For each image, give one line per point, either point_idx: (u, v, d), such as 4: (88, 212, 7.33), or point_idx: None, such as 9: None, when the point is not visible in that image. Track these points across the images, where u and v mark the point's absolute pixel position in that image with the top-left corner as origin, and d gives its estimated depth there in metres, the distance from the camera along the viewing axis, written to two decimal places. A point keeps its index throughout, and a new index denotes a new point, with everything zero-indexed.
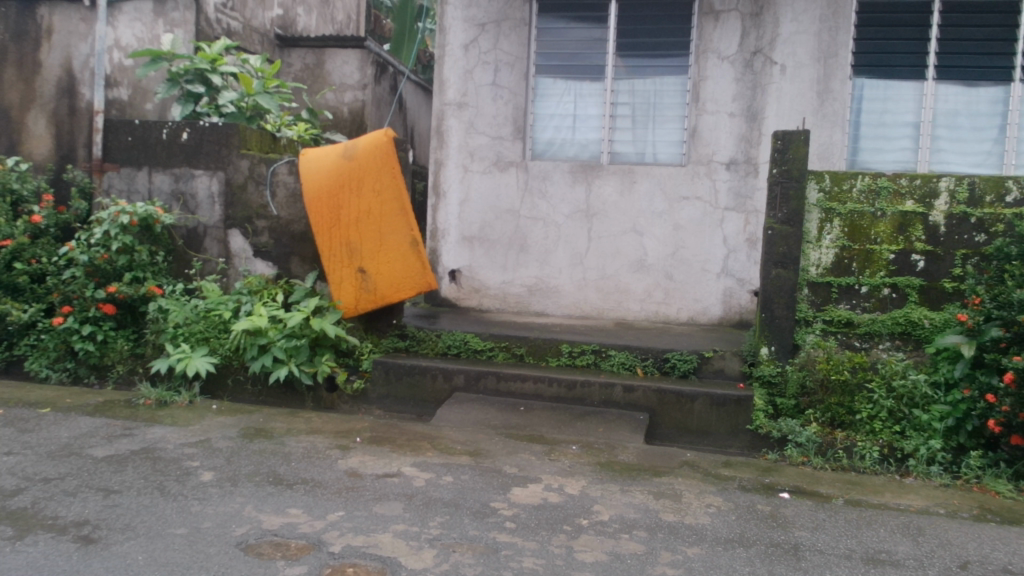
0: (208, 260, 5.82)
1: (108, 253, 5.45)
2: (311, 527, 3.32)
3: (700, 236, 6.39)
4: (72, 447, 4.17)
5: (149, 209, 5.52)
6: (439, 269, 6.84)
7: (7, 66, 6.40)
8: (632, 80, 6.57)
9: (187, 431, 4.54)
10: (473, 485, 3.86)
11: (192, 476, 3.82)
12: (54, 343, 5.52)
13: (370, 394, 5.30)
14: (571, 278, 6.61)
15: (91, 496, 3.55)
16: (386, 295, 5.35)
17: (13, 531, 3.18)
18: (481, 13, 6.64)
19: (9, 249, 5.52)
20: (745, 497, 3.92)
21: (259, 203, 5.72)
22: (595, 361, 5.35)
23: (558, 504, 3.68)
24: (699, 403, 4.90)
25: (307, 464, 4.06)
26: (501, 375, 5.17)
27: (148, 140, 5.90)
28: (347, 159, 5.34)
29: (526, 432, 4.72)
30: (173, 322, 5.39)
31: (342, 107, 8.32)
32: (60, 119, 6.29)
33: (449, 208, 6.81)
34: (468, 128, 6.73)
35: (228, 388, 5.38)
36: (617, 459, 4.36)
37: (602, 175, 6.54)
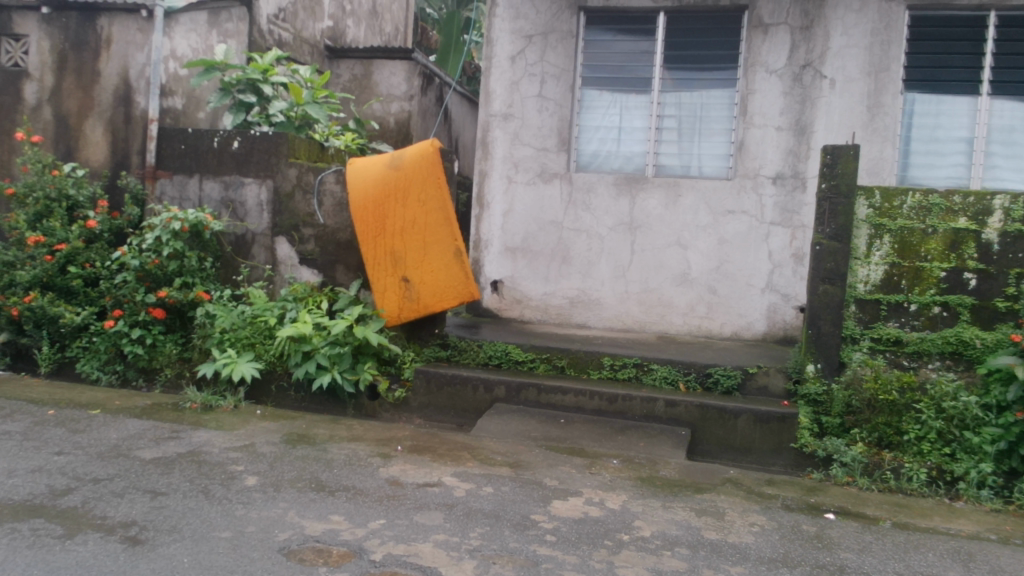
0: (255, 267, 5.90)
1: (159, 258, 5.56)
2: (352, 534, 3.33)
3: (745, 250, 6.32)
4: (121, 449, 4.24)
5: (200, 216, 5.61)
6: (482, 280, 6.85)
7: (67, 75, 6.57)
8: (678, 93, 6.53)
9: (232, 435, 4.60)
10: (513, 496, 3.85)
11: (237, 480, 3.87)
12: (105, 345, 5.63)
13: (411, 403, 5.32)
14: (613, 291, 6.58)
15: (139, 497, 3.61)
16: (428, 304, 5.38)
17: (64, 529, 3.24)
18: (529, 25, 6.66)
19: (64, 253, 5.66)
20: (789, 517, 3.85)
21: (306, 211, 5.80)
22: (636, 375, 5.31)
23: (599, 518, 3.65)
24: (743, 419, 4.83)
25: (350, 471, 4.09)
26: (543, 387, 5.15)
27: (200, 148, 6.01)
28: (393, 169, 5.37)
29: (566, 444, 4.69)
30: (220, 327, 5.46)
31: (388, 117, 8.38)
32: (116, 126, 6.45)
33: (492, 219, 6.82)
34: (514, 139, 6.74)
35: (272, 394, 5.44)
36: (659, 474, 4.31)
37: (646, 188, 6.51)
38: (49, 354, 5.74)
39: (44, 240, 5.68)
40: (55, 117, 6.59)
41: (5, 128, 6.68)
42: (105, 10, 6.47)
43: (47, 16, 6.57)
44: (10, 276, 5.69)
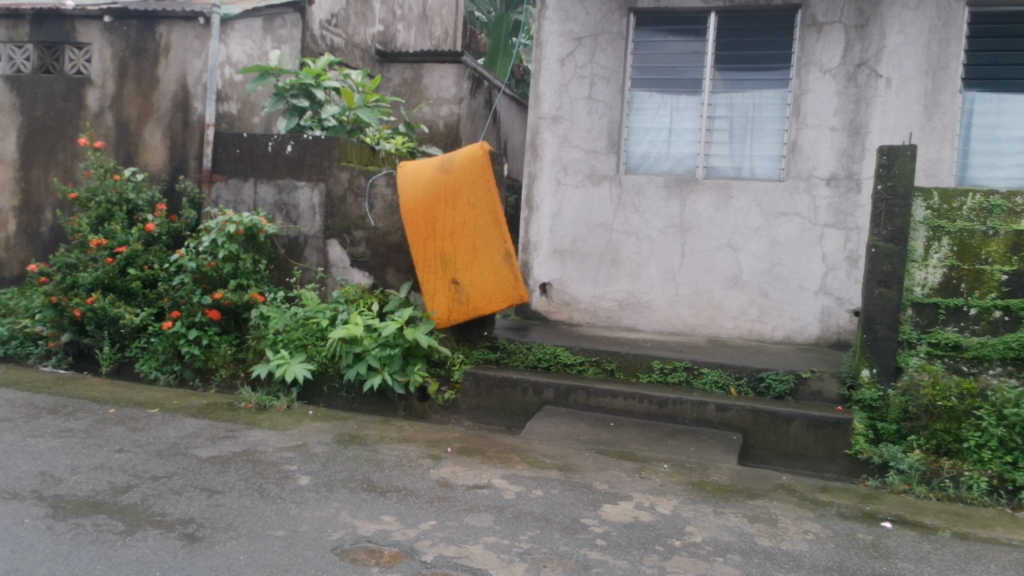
0: (307, 268, 5.97)
1: (215, 261, 5.67)
2: (403, 534, 3.36)
3: (798, 253, 6.23)
4: (179, 447, 4.34)
5: (254, 219, 5.72)
6: (530, 282, 6.85)
7: (128, 82, 6.75)
8: (730, 94, 6.46)
9: (286, 435, 4.67)
10: (563, 499, 3.84)
11: (290, 479, 3.93)
12: (163, 346, 5.74)
13: (460, 405, 5.35)
14: (663, 294, 6.53)
15: (196, 495, 3.68)
16: (477, 307, 5.39)
17: (124, 526, 3.32)
18: (579, 27, 6.65)
19: (124, 255, 5.80)
20: (844, 525, 3.78)
21: (357, 214, 5.87)
22: (687, 378, 5.26)
23: (649, 523, 3.62)
24: (795, 424, 4.76)
25: (400, 472, 4.12)
26: (592, 390, 5.13)
27: (255, 152, 6.12)
28: (443, 173, 5.41)
29: (616, 448, 4.67)
30: (273, 328, 5.54)
31: (437, 121, 8.43)
32: (174, 132, 6.60)
33: (542, 221, 6.81)
34: (563, 141, 6.73)
35: (323, 394, 5.51)
36: (710, 479, 4.27)
37: (697, 190, 6.45)
38: (109, 354, 5.89)
39: (105, 243, 5.83)
40: (116, 122, 6.78)
41: (69, 134, 6.89)
42: (164, 18, 6.63)
43: (109, 25, 6.76)
44: (73, 278, 5.84)
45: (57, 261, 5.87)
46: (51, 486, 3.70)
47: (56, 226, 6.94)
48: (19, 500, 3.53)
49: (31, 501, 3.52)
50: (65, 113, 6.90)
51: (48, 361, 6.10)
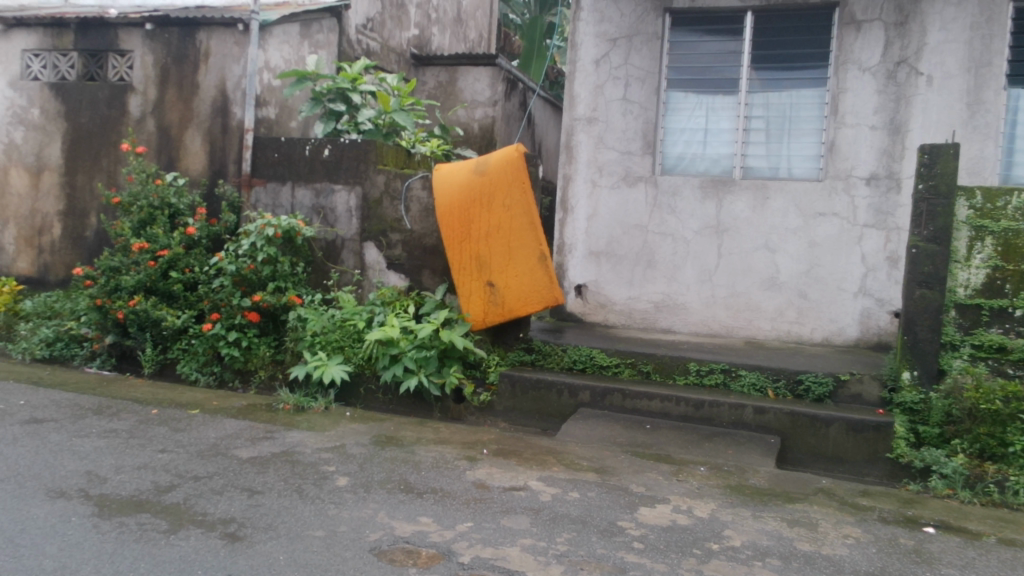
0: (344, 271, 6.03)
1: (254, 264, 5.75)
2: (440, 536, 3.37)
3: (837, 254, 6.15)
4: (219, 447, 4.40)
5: (292, 222, 5.78)
6: (566, 284, 6.84)
7: (169, 88, 6.87)
8: (767, 93, 6.41)
9: (324, 436, 4.71)
10: (600, 502, 3.83)
11: (328, 480, 3.97)
12: (203, 348, 5.82)
13: (496, 407, 5.36)
14: (699, 295, 6.48)
15: (236, 495, 3.73)
16: (512, 309, 5.38)
17: (167, 525, 3.38)
18: (613, 28, 6.64)
19: (166, 258, 5.89)
20: (886, 530, 3.73)
21: (393, 216, 5.91)
22: (724, 381, 5.22)
23: (687, 527, 3.60)
24: (835, 427, 4.70)
25: (437, 474, 4.14)
26: (628, 392, 5.11)
27: (293, 156, 6.18)
28: (479, 175, 5.43)
29: (653, 450, 4.65)
30: (311, 330, 5.60)
31: (472, 123, 8.45)
32: (213, 136, 6.70)
33: (577, 223, 6.80)
34: (598, 142, 6.72)
35: (360, 396, 5.54)
36: (749, 482, 4.23)
37: (733, 191, 6.40)
38: (152, 356, 5.97)
39: (147, 246, 5.92)
40: (158, 128, 6.90)
41: (112, 140, 7.03)
42: (203, 25, 6.75)
43: (150, 33, 6.91)
44: (116, 281, 5.93)
45: (101, 264, 5.97)
46: (96, 485, 3.78)
47: (99, 230, 7.08)
48: (65, 499, 3.61)
49: (77, 500, 3.59)
50: (109, 119, 7.04)
51: (92, 362, 6.22)
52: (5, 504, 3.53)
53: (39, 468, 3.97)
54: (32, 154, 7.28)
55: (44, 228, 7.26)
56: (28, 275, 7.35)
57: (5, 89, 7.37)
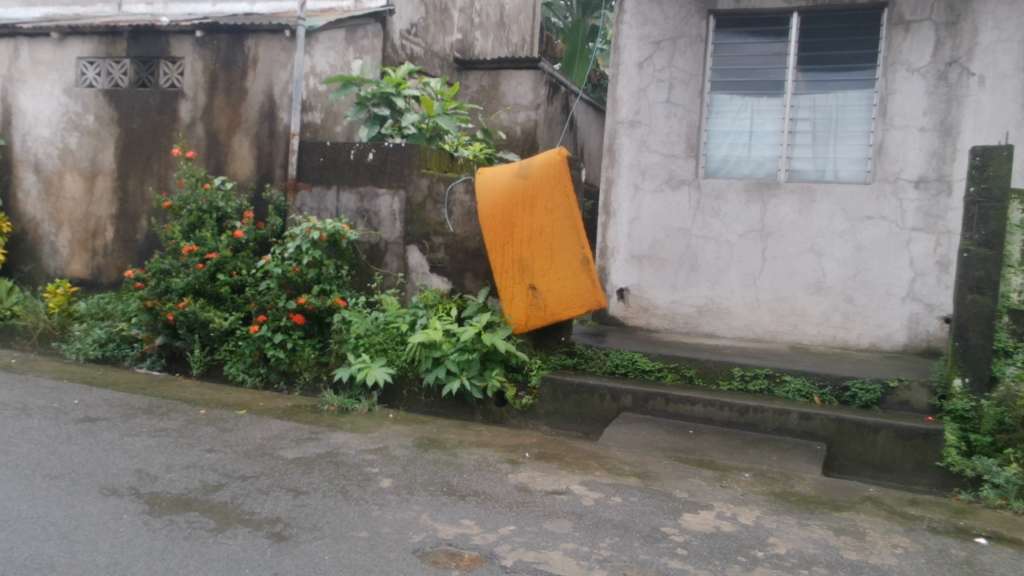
0: (388, 274, 6.08)
1: (299, 266, 5.83)
2: (483, 539, 3.38)
3: (885, 258, 6.04)
4: (266, 448, 4.46)
5: (337, 226, 5.85)
6: (608, 287, 6.81)
7: (217, 94, 6.99)
8: (813, 95, 6.32)
9: (367, 438, 4.75)
10: (642, 507, 3.81)
11: (372, 482, 4.00)
12: (250, 349, 5.89)
13: (538, 410, 5.35)
14: (743, 299, 6.42)
15: (283, 495, 3.78)
16: (555, 312, 5.38)
17: (216, 523, 3.44)
18: (657, 31, 6.61)
19: (214, 261, 6.00)
20: (936, 540, 3.65)
21: (437, 220, 5.95)
22: (768, 386, 5.16)
23: (731, 533, 3.56)
24: (882, 435, 4.62)
25: (479, 477, 4.15)
26: (671, 397, 5.07)
27: (338, 160, 6.26)
28: (522, 179, 5.44)
29: (696, 456, 4.61)
30: (355, 333, 5.66)
31: (515, 127, 8.47)
32: (261, 141, 6.80)
33: (619, 226, 6.77)
34: (641, 145, 6.69)
35: (403, 398, 5.57)
36: (794, 489, 4.18)
37: (779, 194, 6.32)
38: (200, 356, 6.07)
39: (196, 249, 6.05)
40: (206, 133, 7.02)
41: (162, 145, 7.17)
42: (252, 32, 6.86)
43: (200, 40, 7.05)
44: (166, 283, 6.05)
45: (152, 267, 6.10)
46: (147, 483, 3.85)
47: (150, 233, 7.22)
48: (117, 496, 3.69)
49: (128, 497, 3.67)
50: (160, 125, 7.19)
51: (142, 362, 6.35)
52: (61, 500, 3.62)
53: (93, 465, 4.07)
54: (86, 159, 7.46)
55: (97, 231, 7.43)
56: (81, 277, 7.53)
57: (61, 96, 7.55)
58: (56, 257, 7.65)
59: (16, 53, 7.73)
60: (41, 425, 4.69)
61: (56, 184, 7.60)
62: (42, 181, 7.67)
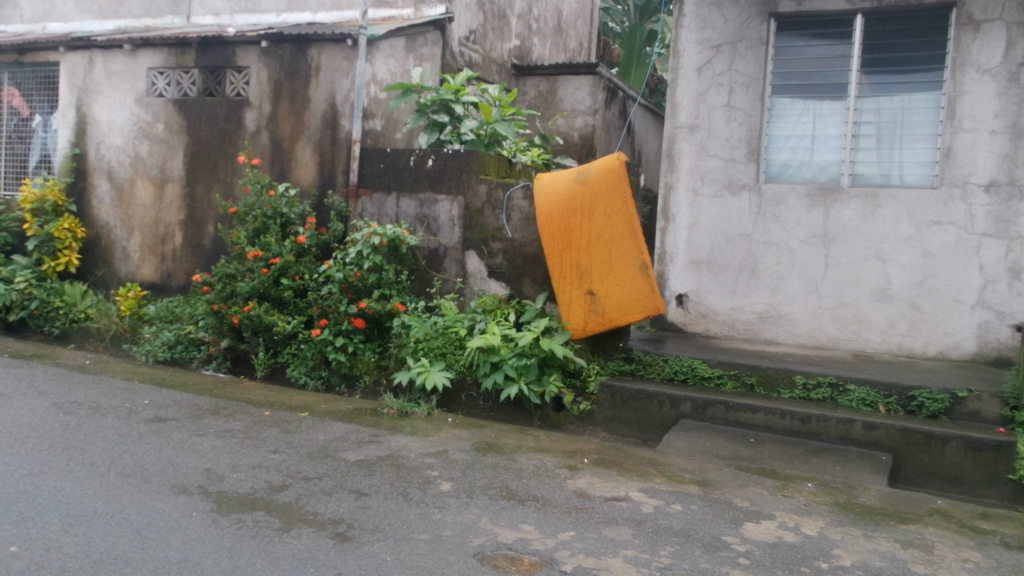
0: (446, 279, 6.13)
1: (360, 271, 5.91)
2: (543, 544, 3.39)
3: (953, 264, 5.88)
4: (328, 450, 4.53)
5: (397, 231, 5.94)
6: (666, 293, 6.76)
7: (281, 102, 7.14)
8: (878, 98, 6.19)
9: (427, 441, 4.79)
10: (703, 516, 3.77)
11: (432, 485, 4.03)
12: (311, 352, 5.98)
13: (596, 416, 5.32)
14: (805, 306, 6.31)
15: (345, 496, 3.84)
16: (613, 318, 5.35)
17: (281, 522, 3.50)
18: (717, 34, 6.55)
19: (278, 265, 6.13)
20: (1010, 555, 3.54)
21: (495, 225, 5.98)
22: (831, 395, 5.06)
23: (795, 544, 3.51)
24: (951, 446, 4.50)
25: (538, 482, 4.15)
26: (731, 404, 5.01)
27: (398, 166, 6.34)
28: (580, 184, 5.46)
29: (757, 465, 4.54)
30: (414, 337, 5.71)
31: (573, 132, 8.47)
32: (323, 148, 6.92)
33: (678, 232, 6.71)
34: (700, 150, 6.63)
35: (462, 403, 5.60)
36: (859, 500, 4.09)
37: (842, 199, 6.20)
38: (264, 359, 6.18)
39: (261, 254, 6.19)
40: (271, 141, 7.17)
41: (229, 153, 7.34)
42: (315, 41, 7.00)
43: (266, 50, 7.21)
44: (232, 287, 6.20)
45: (219, 271, 6.26)
46: (215, 483, 3.94)
47: (217, 239, 7.40)
48: (186, 494, 3.78)
49: (197, 496, 3.76)
50: (226, 133, 7.37)
51: (208, 364, 6.49)
52: (133, 498, 3.72)
53: (163, 464, 4.18)
54: (156, 167, 7.68)
55: (166, 237, 7.65)
56: (151, 281, 7.76)
57: (133, 105, 7.79)
58: (128, 262, 7.89)
59: (91, 65, 8.00)
60: (114, 424, 4.84)
61: (127, 191, 7.84)
62: (114, 188, 7.92)
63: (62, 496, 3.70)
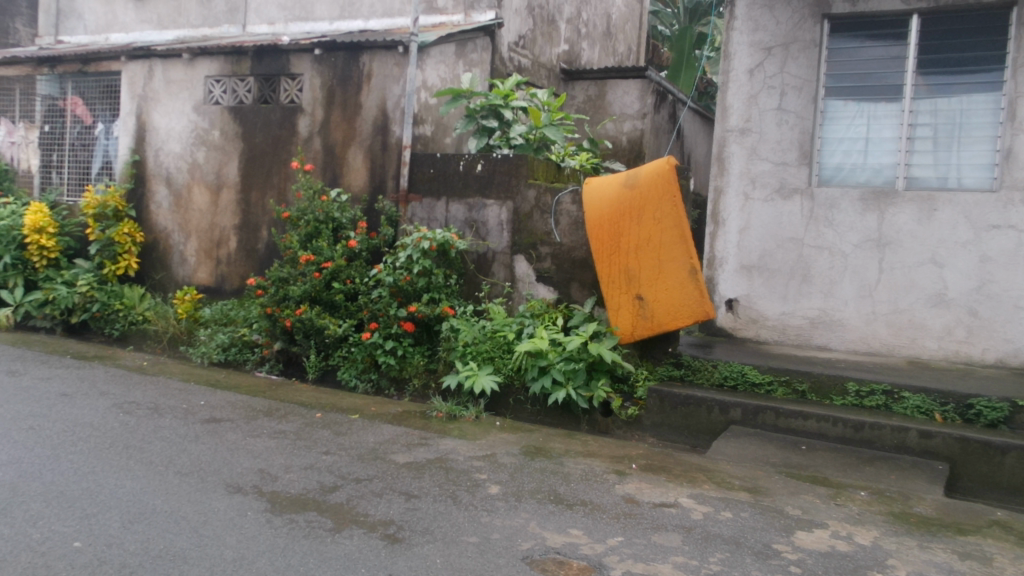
0: (495, 283, 6.16)
1: (410, 275, 5.97)
2: (591, 549, 3.38)
3: (1013, 269, 5.73)
4: (378, 452, 4.59)
5: (446, 235, 5.99)
6: (716, 298, 6.71)
7: (334, 108, 7.25)
8: (934, 99, 6.06)
9: (475, 444, 4.82)
10: (754, 523, 3.73)
11: (481, 488, 4.06)
12: (362, 355, 6.06)
13: (644, 422, 5.29)
14: (858, 312, 6.20)
15: (395, 498, 3.88)
16: (662, 323, 5.32)
17: (333, 523, 3.55)
18: (769, 37, 6.48)
19: (329, 269, 6.23)
20: None
21: (543, 230, 6.00)
22: (885, 403, 4.97)
23: (847, 553, 3.45)
24: (1011, 456, 4.38)
25: (586, 486, 4.15)
26: (782, 411, 4.95)
27: (448, 171, 6.40)
28: (629, 188, 5.44)
29: (808, 472, 4.48)
30: (463, 341, 5.74)
31: (621, 136, 8.44)
32: (374, 154, 7.01)
33: (728, 236, 6.66)
34: (751, 153, 6.56)
35: (510, 407, 5.62)
36: (914, 510, 4.01)
37: (897, 203, 6.08)
38: (315, 362, 6.27)
39: (313, 258, 6.29)
40: (323, 147, 7.28)
41: (282, 159, 7.48)
42: (367, 48, 7.09)
43: (319, 57, 7.33)
44: (285, 290, 6.32)
45: (272, 275, 6.39)
46: (269, 483, 4.02)
47: (270, 243, 7.53)
48: (242, 494, 3.86)
49: (252, 495, 3.84)
50: (280, 139, 7.50)
51: (261, 367, 6.60)
52: (191, 496, 3.81)
53: (219, 464, 4.27)
54: (212, 173, 7.85)
55: (221, 241, 7.81)
56: (206, 285, 7.92)
57: (191, 113, 7.98)
58: (184, 266, 8.08)
59: (150, 74, 8.22)
60: (172, 424, 4.96)
61: (185, 197, 8.03)
62: (172, 194, 8.11)
63: (123, 494, 3.80)
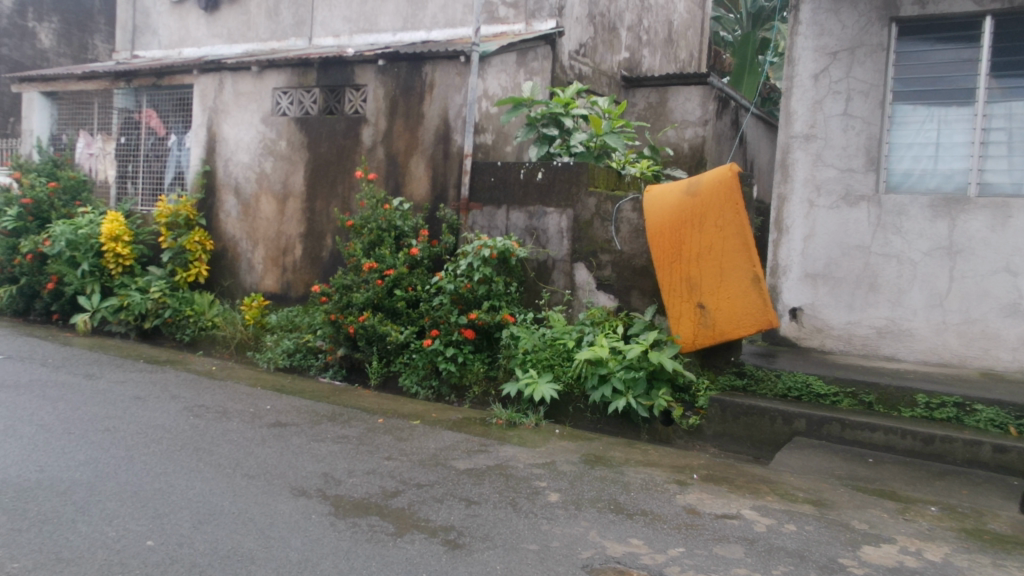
0: (555, 291, 6.16)
1: (470, 283, 6.02)
2: (652, 559, 3.37)
3: None
4: (439, 458, 4.63)
5: (507, 243, 6.01)
6: (779, 307, 6.61)
7: (396, 118, 7.35)
8: (1009, 102, 5.87)
9: (535, 452, 4.83)
10: (818, 537, 3.66)
11: (541, 495, 4.07)
12: (423, 362, 6.13)
13: (705, 431, 5.22)
14: (928, 321, 6.03)
15: (456, 504, 3.91)
16: (724, 331, 5.27)
17: (395, 527, 3.60)
18: (834, 41, 6.37)
19: (391, 277, 6.31)
20: None
21: (604, 237, 5.99)
22: (957, 415, 4.84)
23: (916, 569, 3.37)
24: None
25: (646, 496, 4.13)
26: (847, 422, 4.85)
27: (508, 180, 6.45)
28: (691, 196, 5.40)
29: (875, 486, 4.37)
30: (523, 348, 5.76)
31: (682, 143, 8.38)
32: (436, 162, 7.10)
33: (792, 244, 6.55)
34: (816, 160, 6.45)
35: (570, 414, 5.61)
36: (987, 527, 3.88)
37: (969, 209, 5.91)
38: (377, 368, 6.36)
39: (376, 266, 6.39)
40: (386, 156, 7.39)
41: (347, 168, 7.61)
42: (430, 58, 7.19)
43: (383, 68, 7.45)
44: (348, 298, 6.43)
45: (336, 282, 6.51)
46: (332, 486, 4.09)
47: (334, 250, 7.66)
48: (306, 497, 3.94)
49: (315, 499, 3.91)
50: (344, 149, 7.64)
51: (325, 372, 6.73)
52: (259, 498, 3.91)
53: (284, 467, 4.36)
54: (279, 182, 8.03)
55: (287, 248, 7.97)
56: (273, 292, 8.09)
57: (259, 124, 8.19)
58: (252, 273, 8.27)
59: (221, 86, 8.46)
60: (239, 427, 5.08)
61: (253, 206, 8.23)
62: (241, 203, 8.32)
63: (194, 495, 3.91)
